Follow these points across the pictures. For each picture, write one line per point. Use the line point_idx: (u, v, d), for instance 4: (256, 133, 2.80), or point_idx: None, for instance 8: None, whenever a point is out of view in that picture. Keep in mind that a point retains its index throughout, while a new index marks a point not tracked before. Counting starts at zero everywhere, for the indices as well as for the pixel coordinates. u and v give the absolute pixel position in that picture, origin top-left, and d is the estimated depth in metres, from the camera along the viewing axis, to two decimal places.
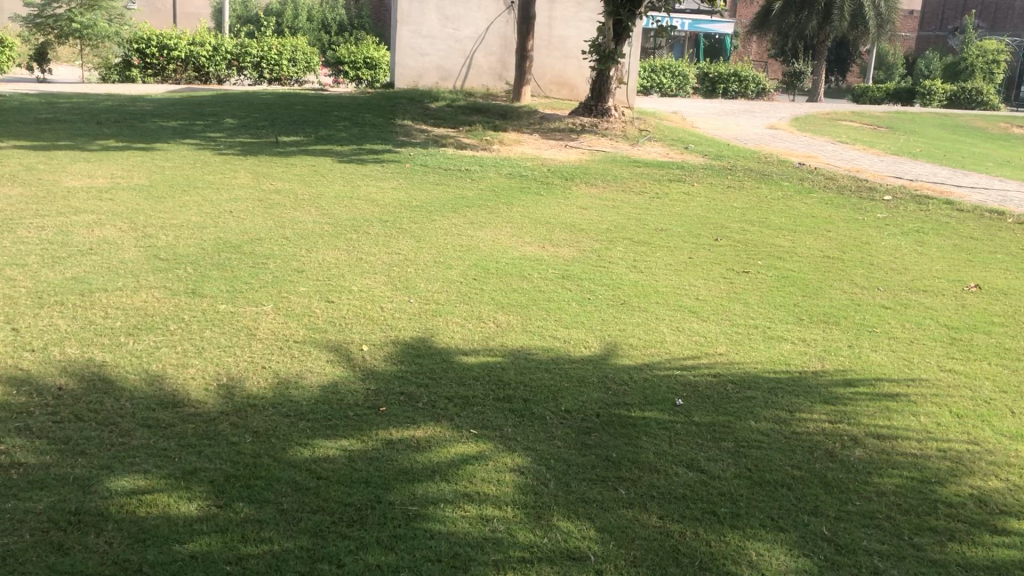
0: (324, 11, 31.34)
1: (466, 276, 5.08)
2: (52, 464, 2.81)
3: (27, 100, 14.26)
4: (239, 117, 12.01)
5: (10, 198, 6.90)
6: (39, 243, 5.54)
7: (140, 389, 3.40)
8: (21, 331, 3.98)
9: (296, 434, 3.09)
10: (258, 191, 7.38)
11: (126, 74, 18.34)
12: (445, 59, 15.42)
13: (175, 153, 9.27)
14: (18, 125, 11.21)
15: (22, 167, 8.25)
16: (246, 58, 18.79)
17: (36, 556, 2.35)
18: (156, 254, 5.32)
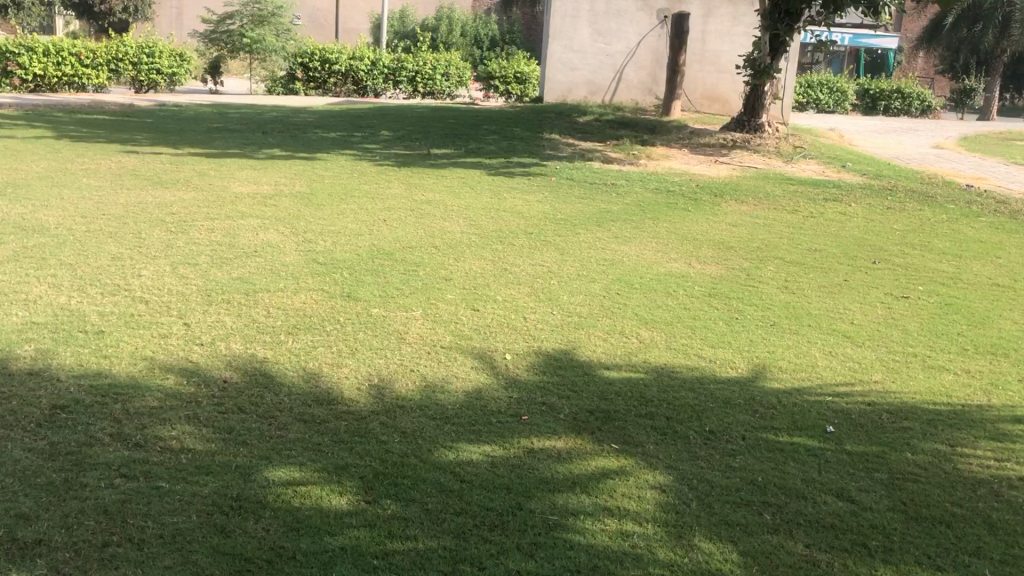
0: (477, 28, 32.20)
1: (610, 290, 5.08)
2: (217, 451, 3.00)
3: (202, 110, 15.27)
4: (394, 129, 12.43)
5: (185, 201, 7.40)
6: (210, 244, 5.91)
7: (297, 385, 3.57)
8: (191, 326, 4.26)
9: (441, 437, 3.17)
10: (410, 201, 7.61)
11: (291, 87, 19.39)
12: (595, 73, 15.48)
13: (333, 163, 9.68)
14: (193, 134, 12.00)
15: (195, 173, 8.83)
16: (402, 73, 19.46)
17: (201, 537, 2.50)
18: (314, 258, 5.59)
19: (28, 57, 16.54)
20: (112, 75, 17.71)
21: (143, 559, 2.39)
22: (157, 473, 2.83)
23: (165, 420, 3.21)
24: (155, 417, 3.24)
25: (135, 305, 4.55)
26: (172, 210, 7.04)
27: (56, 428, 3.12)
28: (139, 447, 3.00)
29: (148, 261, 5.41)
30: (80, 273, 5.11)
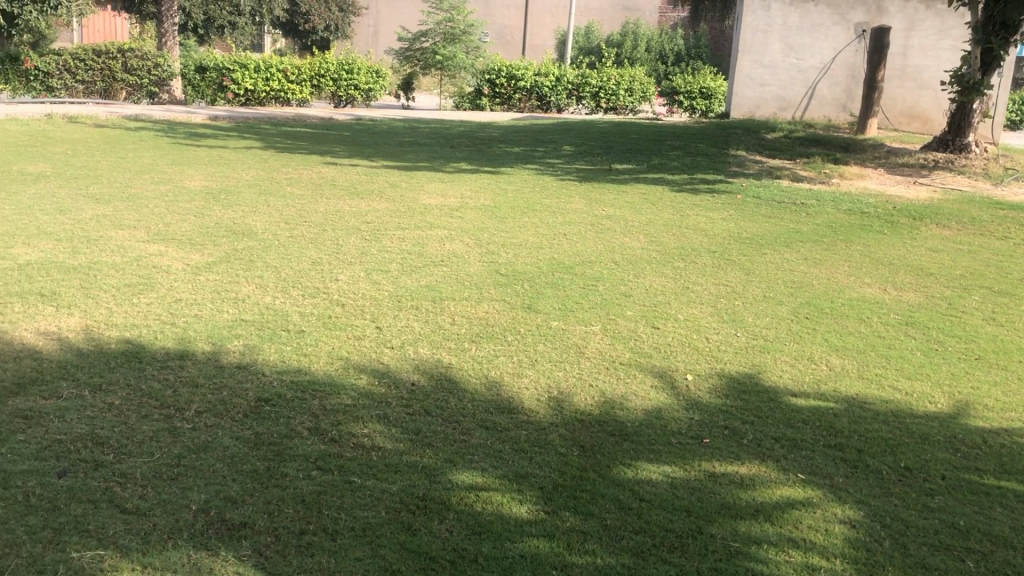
0: (663, 43, 32.05)
1: (797, 314, 4.91)
2: (404, 451, 3.12)
3: (394, 124, 15.99)
4: (577, 144, 12.53)
5: (378, 211, 7.77)
6: (400, 253, 6.18)
7: (481, 392, 3.67)
8: (383, 329, 4.46)
9: (620, 454, 3.17)
10: (591, 216, 7.65)
11: (477, 103, 19.92)
12: (785, 89, 15.08)
13: (517, 177, 9.87)
14: (386, 147, 12.58)
15: (388, 184, 9.24)
16: (586, 88, 19.61)
17: (389, 533, 2.62)
18: (497, 269, 5.73)
19: (240, 73, 17.93)
20: (313, 90, 18.82)
21: (336, 550, 2.52)
22: (350, 468, 2.99)
23: (358, 418, 3.38)
24: (349, 414, 3.41)
25: (332, 307, 4.82)
26: (366, 219, 7.40)
27: (260, 420, 3.35)
28: (334, 442, 3.18)
29: (344, 266, 5.73)
30: (283, 275, 5.47)
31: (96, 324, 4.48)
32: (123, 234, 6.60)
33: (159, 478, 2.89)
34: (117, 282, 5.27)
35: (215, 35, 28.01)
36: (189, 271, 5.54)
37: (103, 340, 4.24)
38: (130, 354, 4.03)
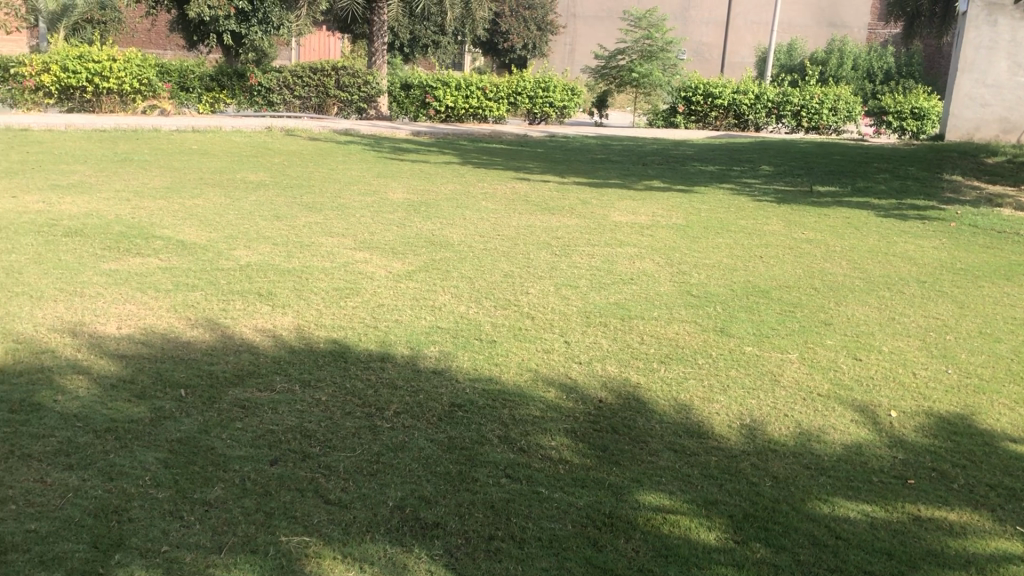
0: (871, 61, 30.61)
1: (1017, 353, 4.54)
2: (592, 467, 3.14)
3: (588, 141, 16.11)
4: (774, 165, 12.16)
5: (569, 227, 7.86)
6: (590, 269, 6.22)
7: (669, 414, 3.63)
8: (572, 345, 4.50)
9: (815, 488, 3.04)
10: (788, 239, 7.40)
11: (671, 120, 19.66)
12: (1010, 110, 14.06)
13: (710, 197, 9.69)
14: (579, 164, 12.69)
15: (579, 201, 9.32)
16: (786, 107, 19.02)
17: (575, 547, 2.63)
18: (688, 290, 5.66)
19: (442, 90, 18.65)
20: (510, 107, 19.31)
21: (524, 558, 2.57)
22: (538, 479, 3.03)
23: (547, 430, 3.43)
24: (538, 426, 3.46)
25: (523, 320, 4.92)
26: (558, 234, 7.51)
27: (454, 424, 3.46)
28: (523, 452, 3.24)
29: (536, 280, 5.83)
30: (477, 286, 5.64)
31: (306, 323, 4.80)
32: (332, 241, 7.02)
33: (359, 473, 3.05)
34: (326, 285, 5.62)
35: (419, 54, 29.31)
36: (390, 278, 5.81)
37: (313, 338, 4.53)
38: (336, 354, 4.28)
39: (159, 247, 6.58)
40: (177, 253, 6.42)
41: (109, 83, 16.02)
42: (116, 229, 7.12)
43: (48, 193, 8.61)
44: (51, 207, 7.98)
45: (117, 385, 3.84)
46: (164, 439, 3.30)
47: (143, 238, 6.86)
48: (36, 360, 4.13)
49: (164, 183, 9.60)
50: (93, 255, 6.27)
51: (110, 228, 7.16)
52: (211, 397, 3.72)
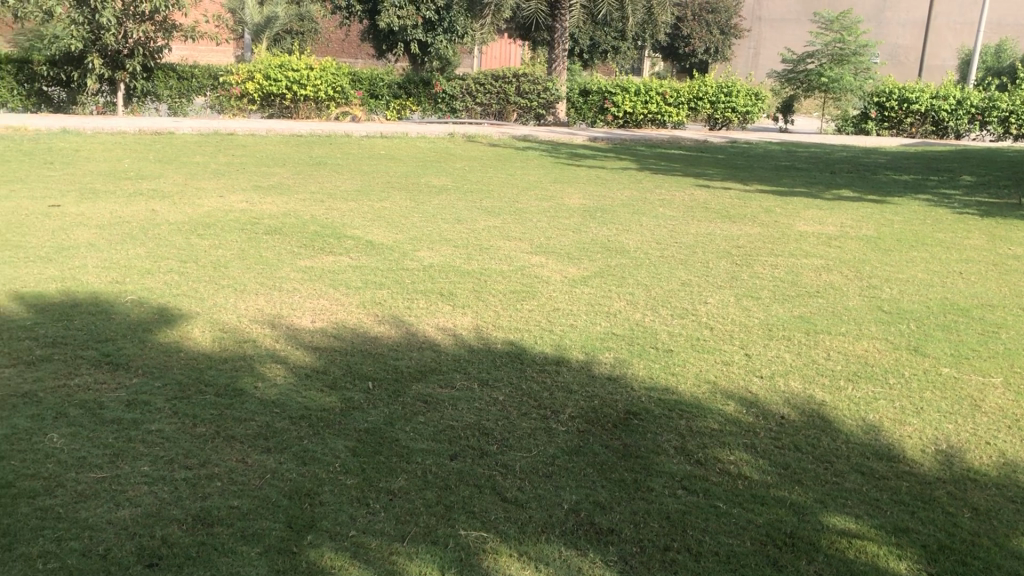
0: None
1: None
2: (772, 484, 3.05)
3: (772, 148, 15.62)
4: (977, 175, 11.36)
5: (750, 236, 7.65)
6: (772, 280, 6.04)
7: (856, 434, 3.46)
8: (752, 357, 4.39)
9: (1021, 524, 2.82)
10: (993, 254, 6.89)
11: (862, 126, 18.92)
12: None
13: (904, 208, 9.16)
14: (761, 171, 12.32)
15: (762, 209, 9.05)
16: (992, 113, 17.83)
17: (755, 564, 2.57)
18: (878, 305, 5.38)
19: (621, 96, 18.63)
20: (690, 112, 19.06)
21: (700, 572, 2.53)
22: (716, 493, 2.97)
23: (724, 444, 3.36)
24: (716, 439, 3.39)
25: (702, 330, 4.83)
26: (738, 243, 7.32)
27: (629, 431, 3.45)
28: (700, 464, 3.18)
29: (714, 290, 5.72)
30: (654, 294, 5.59)
31: (485, 324, 4.92)
32: (510, 245, 7.16)
33: (535, 473, 3.10)
34: (504, 288, 5.73)
35: (599, 60, 29.37)
36: (566, 282, 5.86)
37: (491, 339, 4.63)
38: (513, 355, 4.36)
39: (350, 247, 6.92)
40: (366, 253, 6.73)
41: (307, 91, 16.98)
42: (311, 229, 7.55)
43: (250, 194, 9.24)
44: (254, 207, 8.55)
45: (310, 374, 4.08)
46: (352, 428, 3.47)
47: (335, 237, 7.24)
48: (240, 348, 4.45)
49: (354, 186, 10.08)
50: (290, 253, 6.67)
51: (306, 228, 7.60)
52: (395, 391, 3.88)
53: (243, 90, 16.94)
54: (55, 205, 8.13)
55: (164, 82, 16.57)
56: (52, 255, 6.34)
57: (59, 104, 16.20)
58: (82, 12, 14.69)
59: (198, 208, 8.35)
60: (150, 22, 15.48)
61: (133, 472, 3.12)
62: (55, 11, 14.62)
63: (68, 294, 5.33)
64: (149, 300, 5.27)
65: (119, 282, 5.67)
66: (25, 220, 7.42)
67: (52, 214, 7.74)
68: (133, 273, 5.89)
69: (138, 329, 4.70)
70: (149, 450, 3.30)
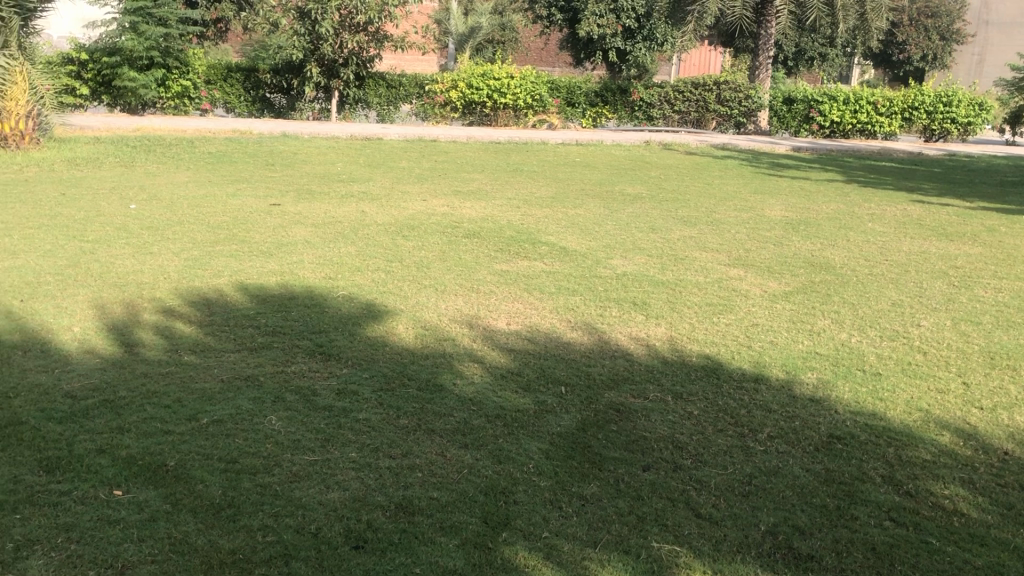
0: None
1: None
2: (993, 524, 2.83)
3: (995, 162, 14.48)
4: None
5: (969, 256, 7.12)
6: (995, 304, 5.60)
7: None
8: (971, 386, 4.08)
9: None
10: None
11: None
12: None
13: None
14: (984, 187, 11.46)
15: (983, 228, 8.41)
16: None
17: None
18: None
19: (829, 105, 17.83)
20: (904, 123, 18.03)
21: None
22: (928, 528, 2.80)
23: (939, 477, 3.15)
24: (928, 471, 3.19)
25: (914, 354, 4.55)
26: (956, 263, 6.83)
27: (832, 456, 3.30)
28: (910, 496, 3.00)
29: (928, 312, 5.36)
30: (861, 313, 5.33)
31: (679, 336, 4.85)
32: (706, 256, 7.01)
33: (731, 492, 3.03)
34: (700, 300, 5.63)
35: (804, 68, 28.24)
36: (766, 297, 5.69)
37: (686, 352, 4.57)
38: (709, 369, 4.28)
39: (545, 253, 7.02)
40: (560, 260, 6.80)
41: (506, 99, 17.31)
42: (508, 234, 7.72)
43: (451, 198, 9.57)
44: (454, 211, 8.84)
45: (506, 375, 4.18)
46: (546, 432, 3.52)
47: (531, 243, 7.36)
48: (440, 345, 4.63)
49: (549, 193, 10.22)
50: (488, 257, 6.85)
51: (502, 233, 7.78)
52: (589, 398, 3.90)
53: (446, 99, 17.52)
54: (275, 204, 8.75)
55: (374, 90, 17.43)
56: (272, 251, 6.83)
57: (280, 110, 17.46)
58: (304, 24, 15.71)
59: (403, 210, 8.74)
60: (364, 33, 16.29)
61: (341, 457, 3.31)
62: (280, 23, 15.75)
63: (286, 287, 5.73)
64: (357, 296, 5.57)
65: (331, 278, 6.04)
66: (248, 218, 8.03)
67: (272, 212, 8.34)
68: (344, 270, 6.26)
69: (348, 323, 4.98)
70: (357, 437, 3.49)
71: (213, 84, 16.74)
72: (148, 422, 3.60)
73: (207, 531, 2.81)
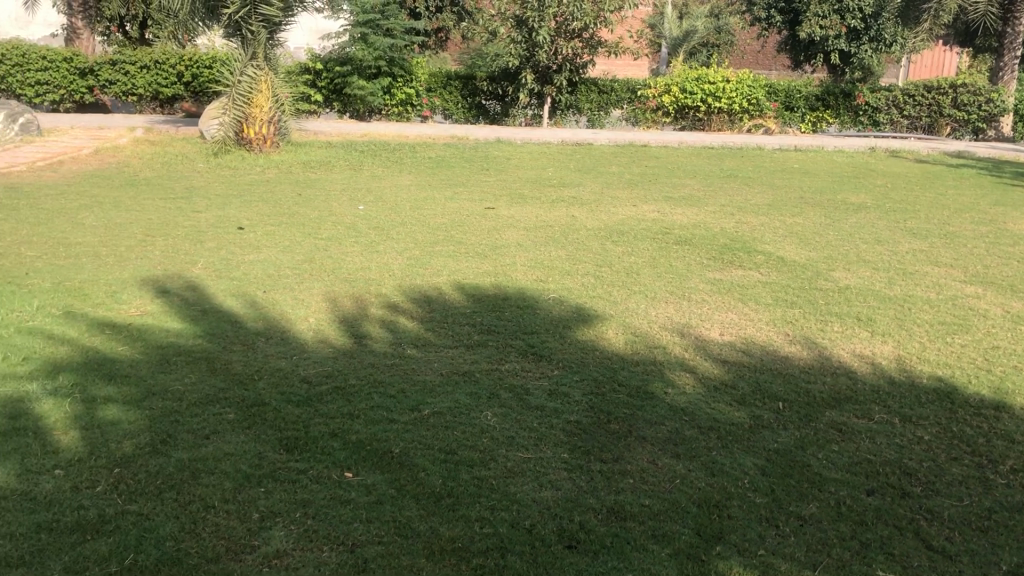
0: None
1: None
2: None
3: None
4: None
5: None
6: None
7: None
8: None
9: None
10: None
11: None
12: None
13: None
14: None
15: None
16: None
17: None
18: None
19: None
20: None
21: None
22: None
23: None
24: None
25: None
26: None
27: None
28: None
29: None
30: None
31: (908, 355, 4.57)
32: (938, 271, 6.56)
33: (967, 526, 2.85)
34: (932, 318, 5.27)
35: None
36: (1007, 318, 5.25)
37: (915, 373, 4.29)
38: (942, 393, 4.00)
39: (761, 262, 6.83)
40: (777, 270, 6.59)
41: (721, 103, 16.97)
42: (721, 242, 7.57)
43: (662, 204, 9.50)
44: (666, 217, 8.77)
45: (719, 388, 4.09)
46: (762, 447, 3.43)
47: (746, 252, 7.19)
48: (651, 353, 4.61)
49: (765, 200, 9.93)
50: (701, 264, 6.75)
51: (716, 240, 7.63)
52: (808, 415, 3.75)
53: (658, 104, 17.48)
54: (490, 207, 9.04)
55: (586, 96, 17.57)
56: (487, 252, 7.07)
57: (494, 116, 18.01)
58: (521, 32, 16.05)
59: (614, 216, 8.78)
60: (578, 39, 16.33)
61: (554, 457, 3.38)
62: (499, 31, 16.22)
63: (500, 288, 5.91)
64: (569, 299, 5.66)
65: (543, 281, 6.16)
66: (466, 220, 8.33)
67: (488, 215, 8.62)
68: (556, 273, 6.37)
69: (560, 326, 5.07)
70: (569, 439, 3.54)
71: (433, 92, 17.51)
72: (374, 410, 3.82)
73: (428, 518, 2.95)
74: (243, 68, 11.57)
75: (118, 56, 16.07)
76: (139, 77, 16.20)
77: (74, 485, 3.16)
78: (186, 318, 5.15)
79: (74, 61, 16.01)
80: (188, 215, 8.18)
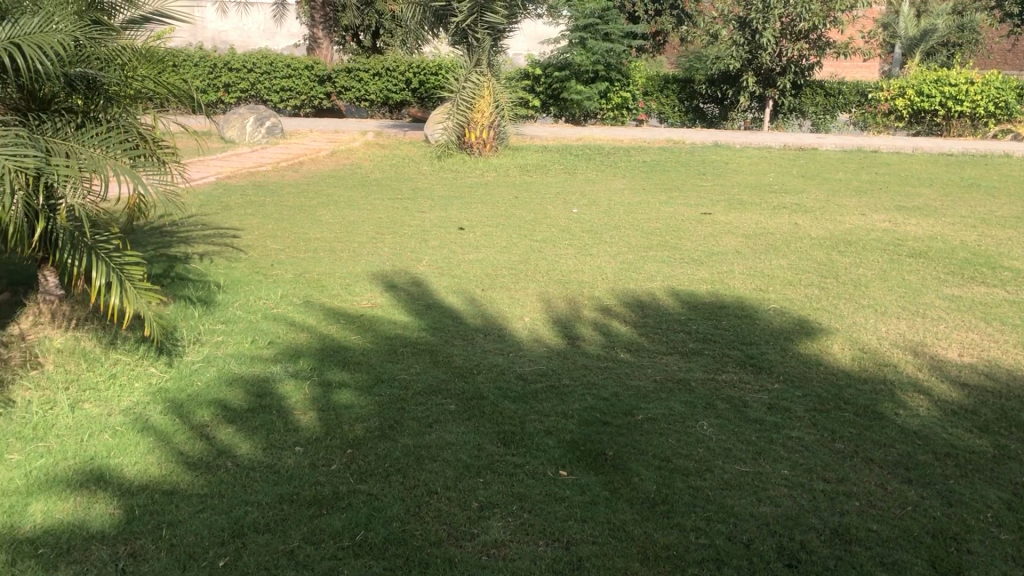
0: None
1: None
2: None
3: None
4: None
5: None
6: None
7: None
8: None
9: None
10: None
11: None
12: None
13: None
14: None
15: None
16: None
17: None
18: None
19: None
20: None
21: None
22: None
23: None
24: None
25: None
26: None
27: None
28: None
29: None
30: None
31: None
32: None
33: None
34: None
35: None
36: None
37: None
38: None
39: (1007, 279, 6.28)
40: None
41: (963, 106, 15.68)
42: (961, 256, 7.02)
43: (893, 213, 8.95)
44: (897, 227, 8.26)
45: (958, 412, 3.81)
46: (1007, 480, 3.17)
47: (989, 267, 6.64)
48: (880, 370, 4.36)
49: (1013, 211, 9.12)
50: (937, 279, 6.31)
51: (955, 254, 7.09)
52: None
53: (891, 107, 16.49)
54: (706, 213, 8.88)
55: (811, 99, 16.84)
56: (703, 259, 6.95)
57: (712, 120, 17.69)
58: (744, 34, 15.59)
59: (840, 224, 8.38)
60: (805, 41, 15.61)
61: (773, 472, 3.27)
62: (720, 34, 15.87)
63: (717, 296, 5.80)
64: (790, 310, 5.45)
65: (762, 290, 5.98)
66: (682, 225, 8.24)
67: (705, 221, 8.48)
68: (776, 283, 6.16)
69: (780, 337, 4.90)
70: (789, 454, 3.42)
71: (650, 96, 17.44)
72: (589, 411, 3.86)
73: (643, 522, 2.95)
74: (468, 75, 11.99)
75: (353, 65, 17.15)
76: (371, 84, 17.23)
77: (312, 462, 3.42)
78: (412, 312, 5.43)
79: (315, 69, 17.22)
80: (414, 215, 8.60)
